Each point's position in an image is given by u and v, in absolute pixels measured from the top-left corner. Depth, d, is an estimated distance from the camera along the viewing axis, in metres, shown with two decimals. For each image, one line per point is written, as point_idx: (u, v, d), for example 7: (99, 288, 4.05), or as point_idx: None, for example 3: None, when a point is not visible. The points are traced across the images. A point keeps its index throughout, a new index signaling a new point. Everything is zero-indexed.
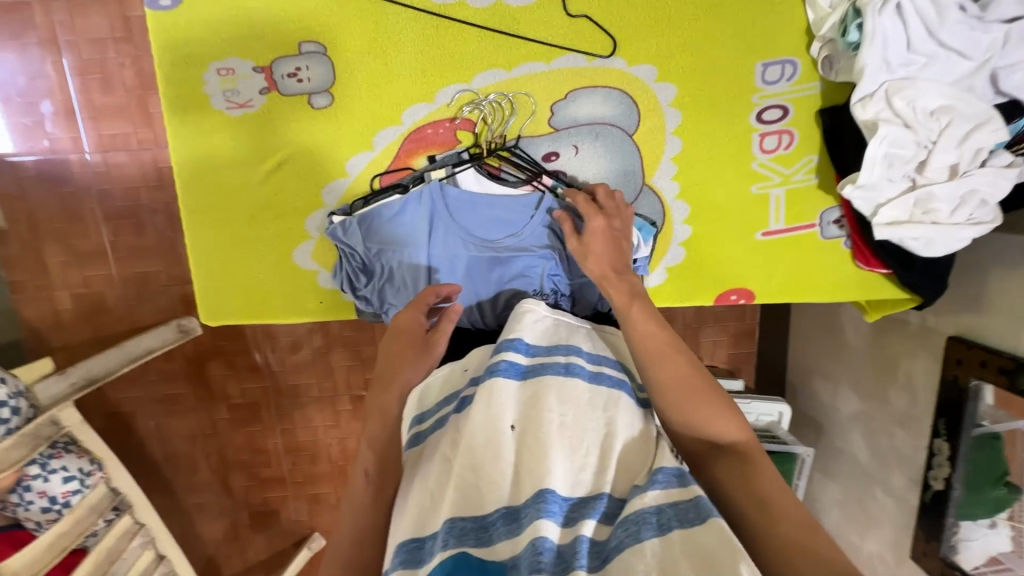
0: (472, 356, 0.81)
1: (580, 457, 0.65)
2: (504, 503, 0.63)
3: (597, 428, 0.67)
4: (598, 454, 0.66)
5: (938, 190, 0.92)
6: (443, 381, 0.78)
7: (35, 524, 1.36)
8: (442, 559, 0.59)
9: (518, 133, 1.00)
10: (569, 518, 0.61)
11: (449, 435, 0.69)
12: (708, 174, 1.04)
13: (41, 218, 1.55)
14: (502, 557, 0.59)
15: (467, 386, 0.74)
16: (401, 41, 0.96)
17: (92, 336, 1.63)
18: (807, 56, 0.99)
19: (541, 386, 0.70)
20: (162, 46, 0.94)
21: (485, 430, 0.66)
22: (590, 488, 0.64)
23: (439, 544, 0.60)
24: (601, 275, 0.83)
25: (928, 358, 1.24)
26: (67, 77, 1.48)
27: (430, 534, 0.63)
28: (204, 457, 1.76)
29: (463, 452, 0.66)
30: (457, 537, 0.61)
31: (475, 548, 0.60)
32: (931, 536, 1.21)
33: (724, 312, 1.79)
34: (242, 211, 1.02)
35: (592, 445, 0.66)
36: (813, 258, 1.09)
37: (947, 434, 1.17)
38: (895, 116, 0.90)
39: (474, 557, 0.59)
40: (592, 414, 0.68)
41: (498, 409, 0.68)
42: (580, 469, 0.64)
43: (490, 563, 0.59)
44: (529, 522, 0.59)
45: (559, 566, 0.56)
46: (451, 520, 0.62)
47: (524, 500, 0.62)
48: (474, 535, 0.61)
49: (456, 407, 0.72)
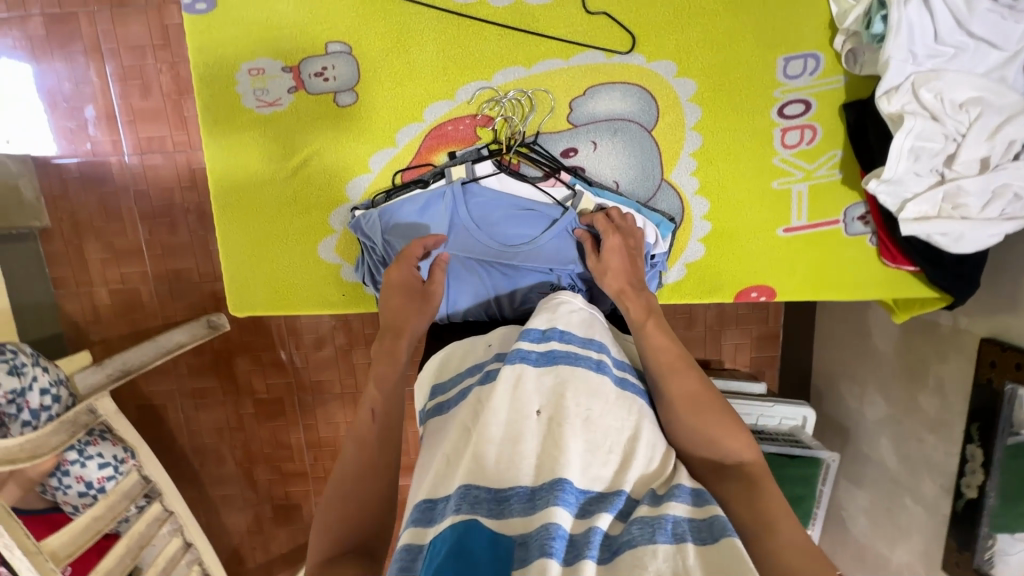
0: (496, 333, 0.88)
1: (603, 453, 0.67)
2: (524, 484, 0.65)
3: (622, 429, 0.69)
4: (620, 453, 0.68)
5: (968, 184, 0.89)
6: (465, 353, 0.87)
7: (72, 507, 1.43)
8: (454, 522, 0.61)
9: (537, 130, 1.02)
10: (585, 510, 0.63)
11: (473, 405, 0.73)
12: (728, 170, 1.03)
13: (83, 218, 1.63)
14: (514, 533, 0.61)
15: (492, 360, 0.80)
16: (424, 40, 0.98)
17: (128, 330, 1.70)
18: (831, 50, 0.98)
19: (571, 375, 0.72)
20: (197, 46, 0.98)
21: (513, 413, 0.70)
22: (608, 484, 0.66)
23: (452, 508, 0.62)
24: (617, 290, 0.89)
25: (960, 361, 1.20)
26: (108, 83, 1.56)
27: (442, 497, 0.66)
28: (230, 449, 1.82)
29: (482, 427, 0.68)
30: (470, 505, 0.63)
31: (488, 519, 0.62)
32: (964, 546, 1.17)
33: (746, 314, 1.76)
34: (269, 205, 1.06)
35: (615, 443, 0.68)
36: (836, 256, 1.07)
37: (981, 440, 1.13)
38: (923, 108, 0.88)
39: (485, 526, 0.61)
40: (620, 414, 0.70)
41: (527, 394, 0.71)
42: (602, 464, 0.67)
43: (501, 536, 0.61)
44: (545, 506, 0.61)
45: (570, 552, 0.58)
46: (466, 488, 0.64)
47: (543, 484, 0.64)
48: (488, 506, 0.63)
49: (479, 379, 0.78)
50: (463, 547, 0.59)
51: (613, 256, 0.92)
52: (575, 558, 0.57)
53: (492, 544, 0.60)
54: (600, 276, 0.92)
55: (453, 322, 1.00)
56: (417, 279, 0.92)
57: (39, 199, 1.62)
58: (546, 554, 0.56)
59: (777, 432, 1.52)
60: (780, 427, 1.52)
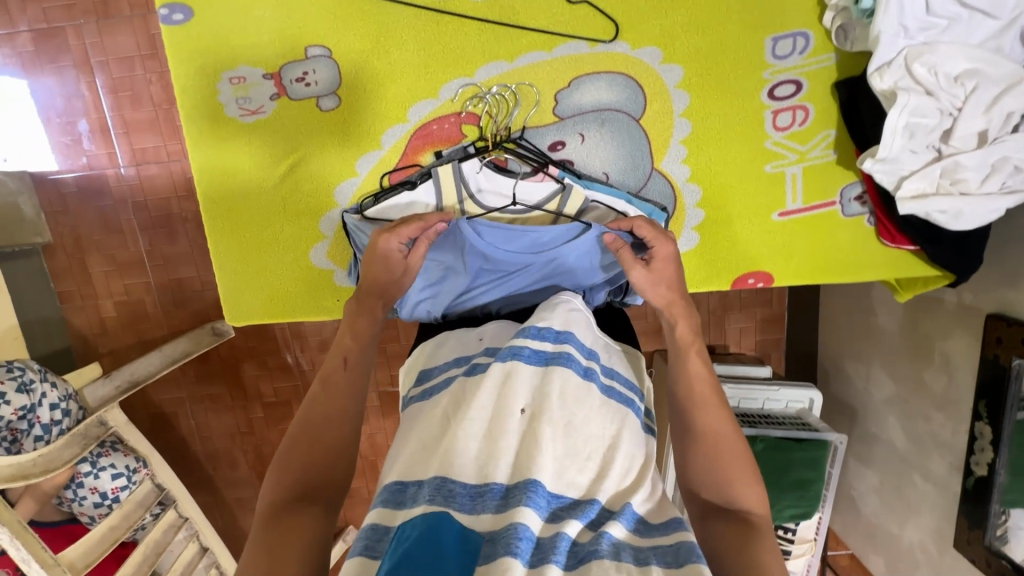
0: (488, 326, 0.90)
1: (580, 460, 0.70)
2: (500, 481, 0.66)
3: (603, 437, 0.73)
4: (598, 461, 0.71)
5: (966, 159, 0.87)
6: (458, 347, 0.87)
7: (89, 518, 1.46)
8: (425, 511, 0.63)
9: (523, 124, 1.00)
10: (556, 515, 0.65)
11: (458, 397, 0.74)
12: (719, 155, 1.01)
13: (84, 231, 1.64)
14: (484, 529, 0.62)
15: (479, 354, 0.82)
16: (403, 39, 0.97)
17: (135, 340, 1.72)
18: (820, 27, 0.95)
19: (562, 374, 0.74)
20: (178, 56, 0.97)
21: (497, 410, 0.71)
22: (584, 492, 0.68)
23: (425, 497, 0.65)
24: (667, 301, 0.86)
25: (967, 337, 1.18)
26: (100, 96, 1.56)
27: (413, 483, 0.68)
28: (242, 453, 1.84)
29: (461, 422, 0.71)
30: (444, 497, 0.65)
31: (459, 513, 0.63)
32: (975, 523, 1.16)
33: (750, 298, 1.75)
34: (259, 213, 1.05)
35: (594, 451, 0.71)
36: (832, 238, 1.05)
37: (989, 417, 1.12)
38: (916, 83, 0.86)
39: (455, 519, 0.62)
40: (603, 421, 0.74)
41: (514, 390, 0.72)
42: (579, 470, 0.69)
43: (470, 532, 0.62)
44: (515, 505, 0.62)
45: (536, 556, 0.59)
46: (441, 480, 0.66)
47: (516, 482, 0.66)
48: (460, 500, 0.65)
49: (465, 370, 0.79)
50: (431, 534, 0.60)
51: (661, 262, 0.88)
52: (540, 562, 0.58)
53: (459, 538, 0.61)
54: (649, 286, 0.87)
55: (447, 319, 1.01)
56: (399, 254, 0.89)
57: (40, 216, 1.63)
58: (510, 553, 0.58)
59: (784, 415, 1.52)
60: (787, 410, 1.51)
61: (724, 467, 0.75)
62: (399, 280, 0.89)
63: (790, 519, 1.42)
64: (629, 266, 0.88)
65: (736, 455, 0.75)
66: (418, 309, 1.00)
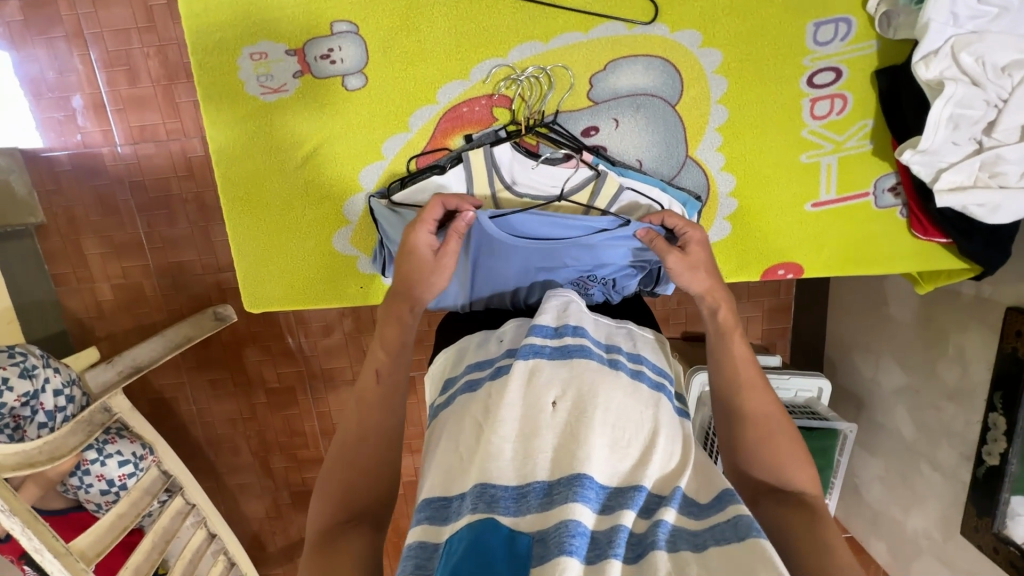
0: (507, 328, 0.88)
1: (621, 449, 0.68)
2: (541, 478, 0.65)
3: (642, 424, 0.71)
4: (639, 448, 0.69)
5: (1009, 152, 0.86)
6: (479, 344, 0.86)
7: (96, 505, 1.42)
8: (471, 520, 0.61)
9: (557, 108, 0.98)
10: (606, 506, 0.64)
11: (484, 403, 0.73)
12: (755, 143, 1.00)
13: (79, 212, 1.58)
14: (531, 529, 0.61)
15: (502, 356, 0.80)
16: (434, 16, 0.92)
17: (133, 325, 1.67)
18: (863, 13, 0.92)
19: (586, 368, 0.74)
20: (194, 30, 0.92)
21: (528, 406, 0.71)
22: (625, 478, 0.67)
23: (468, 506, 0.63)
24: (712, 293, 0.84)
25: (983, 329, 1.19)
26: (95, 70, 1.49)
27: (456, 496, 0.66)
28: (244, 440, 1.82)
29: (495, 422, 0.69)
30: (487, 503, 0.63)
31: (505, 517, 0.62)
32: (983, 511, 1.18)
33: (758, 288, 1.75)
34: (280, 197, 1.02)
35: (634, 438, 0.70)
36: (862, 228, 1.04)
37: (1004, 408, 1.13)
38: (962, 73, 0.84)
39: (502, 523, 0.61)
40: (638, 407, 0.72)
41: (542, 385, 0.72)
42: (620, 459, 0.68)
43: (519, 534, 0.61)
44: (563, 502, 0.61)
45: (594, 551, 0.59)
46: (481, 486, 0.64)
47: (561, 478, 0.64)
48: (503, 503, 0.63)
49: (490, 374, 0.78)
50: (479, 542, 0.59)
51: (695, 246, 0.86)
52: (598, 558, 0.58)
53: (509, 542, 0.60)
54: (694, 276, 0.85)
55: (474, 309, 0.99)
56: (429, 249, 0.86)
57: (32, 194, 1.56)
58: (564, 551, 0.56)
59: (793, 404, 1.52)
60: (796, 399, 1.51)
61: (756, 459, 0.74)
62: (430, 275, 0.84)
63: None
64: (665, 248, 0.85)
65: (771, 445, 0.74)
66: (445, 298, 0.98)
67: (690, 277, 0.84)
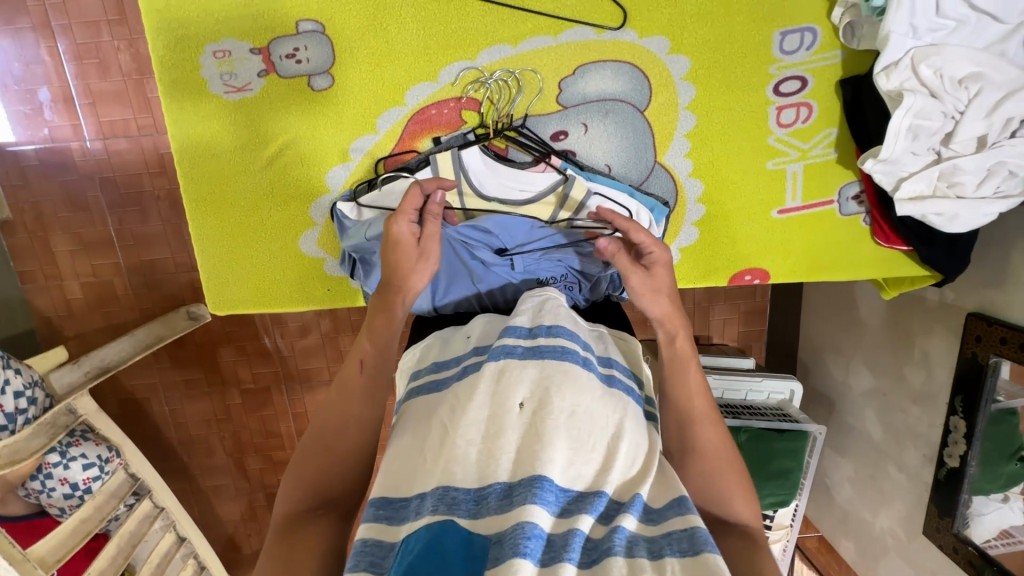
0: (476, 323, 0.87)
1: (586, 452, 0.68)
2: (501, 480, 0.65)
3: (606, 426, 0.71)
4: (603, 451, 0.69)
5: (964, 163, 0.88)
6: (444, 344, 0.86)
7: (59, 509, 1.38)
8: (429, 522, 0.61)
9: (525, 112, 0.97)
10: (566, 510, 0.64)
11: (449, 403, 0.72)
12: (722, 151, 1.01)
13: (47, 208, 1.54)
14: (490, 530, 0.60)
15: (470, 355, 0.80)
16: (402, 17, 0.91)
17: (104, 324, 1.64)
18: (828, 23, 0.93)
19: (559, 372, 0.73)
20: (155, 27, 0.90)
21: (495, 407, 0.70)
22: (589, 484, 0.66)
23: (429, 508, 0.62)
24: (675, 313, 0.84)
25: (946, 334, 1.21)
26: (63, 62, 1.45)
27: (414, 495, 0.66)
28: (219, 440, 1.79)
29: (461, 424, 0.68)
30: (448, 506, 0.63)
31: (463, 519, 0.62)
32: (944, 512, 1.20)
33: (735, 290, 1.77)
34: (245, 197, 1.00)
35: (598, 442, 0.69)
36: (830, 235, 1.06)
37: (964, 412, 1.15)
38: (921, 85, 0.86)
39: (461, 526, 0.61)
40: (607, 410, 0.72)
41: (511, 386, 0.71)
42: (584, 463, 0.67)
43: (474, 535, 0.60)
44: (521, 504, 0.61)
45: (548, 555, 0.58)
46: (442, 488, 0.64)
47: (521, 479, 0.64)
48: (465, 506, 0.63)
49: (457, 374, 0.77)
50: (437, 545, 0.59)
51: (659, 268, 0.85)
52: (552, 560, 0.58)
53: (467, 543, 0.60)
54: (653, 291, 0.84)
55: (441, 314, 0.96)
56: (411, 237, 0.83)
57: None
58: (518, 554, 0.56)
59: (765, 406, 1.53)
60: (769, 401, 1.53)
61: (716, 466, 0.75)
62: (411, 268, 0.81)
63: (770, 506, 1.44)
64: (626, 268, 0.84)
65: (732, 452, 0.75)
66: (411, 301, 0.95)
67: (652, 300, 0.83)
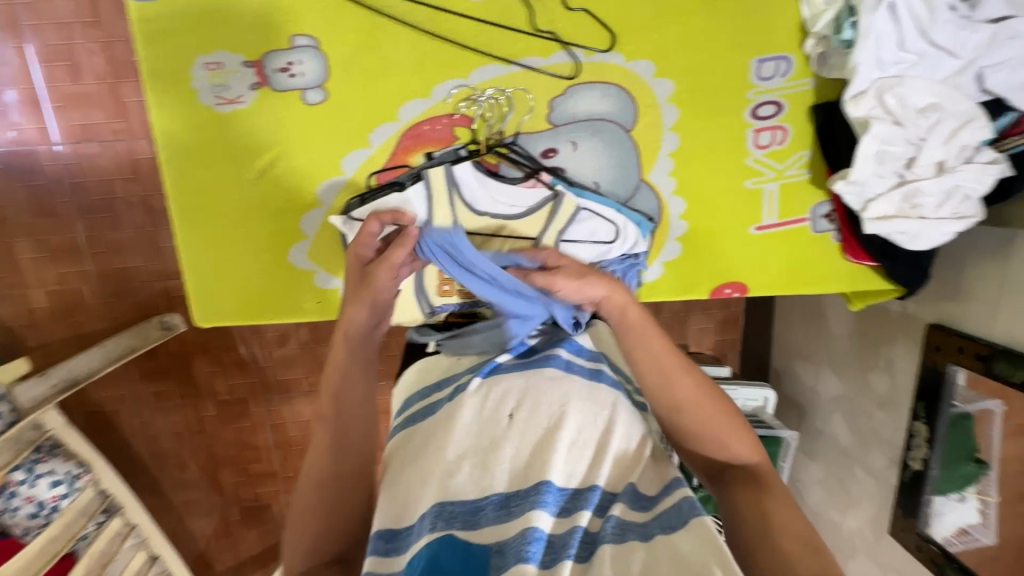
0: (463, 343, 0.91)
1: (578, 450, 0.69)
2: (499, 491, 0.66)
3: (597, 421, 0.72)
4: (593, 447, 0.70)
5: (925, 186, 0.94)
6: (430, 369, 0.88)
7: (22, 531, 1.29)
8: (428, 540, 0.63)
9: (517, 129, 1.00)
10: (565, 508, 0.66)
11: (442, 425, 0.74)
12: (704, 169, 1.05)
13: (10, 213, 1.49)
14: (488, 541, 0.63)
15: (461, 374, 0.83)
16: (397, 35, 0.93)
17: (70, 334, 1.58)
18: (801, 52, 1.00)
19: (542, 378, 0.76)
20: (145, 39, 0.90)
21: (486, 421, 0.72)
22: (582, 480, 0.68)
23: (427, 526, 0.64)
24: None
25: (908, 344, 1.28)
26: (32, 64, 1.41)
27: (413, 523, 0.66)
28: (191, 454, 1.74)
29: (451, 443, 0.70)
30: (445, 521, 0.65)
31: (461, 532, 0.64)
32: (908, 513, 1.25)
33: (711, 300, 1.83)
34: (235, 209, 1.00)
35: (588, 438, 0.71)
36: (804, 251, 1.12)
37: (926, 417, 1.21)
38: (886, 114, 0.92)
39: (460, 539, 0.63)
40: (594, 409, 0.73)
41: (501, 400, 0.74)
42: (576, 460, 0.69)
43: (474, 545, 0.63)
44: (522, 513, 0.63)
45: (548, 556, 0.61)
46: (440, 505, 0.66)
47: (518, 490, 0.66)
48: (462, 519, 0.65)
49: (448, 394, 0.79)
50: (436, 564, 0.61)
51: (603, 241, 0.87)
52: (553, 562, 0.61)
53: (467, 556, 0.62)
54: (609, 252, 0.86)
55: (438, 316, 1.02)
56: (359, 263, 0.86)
57: None
58: (521, 559, 0.60)
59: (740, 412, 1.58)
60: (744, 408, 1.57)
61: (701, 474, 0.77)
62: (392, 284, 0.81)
63: None
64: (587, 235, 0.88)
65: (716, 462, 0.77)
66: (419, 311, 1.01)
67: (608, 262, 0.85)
